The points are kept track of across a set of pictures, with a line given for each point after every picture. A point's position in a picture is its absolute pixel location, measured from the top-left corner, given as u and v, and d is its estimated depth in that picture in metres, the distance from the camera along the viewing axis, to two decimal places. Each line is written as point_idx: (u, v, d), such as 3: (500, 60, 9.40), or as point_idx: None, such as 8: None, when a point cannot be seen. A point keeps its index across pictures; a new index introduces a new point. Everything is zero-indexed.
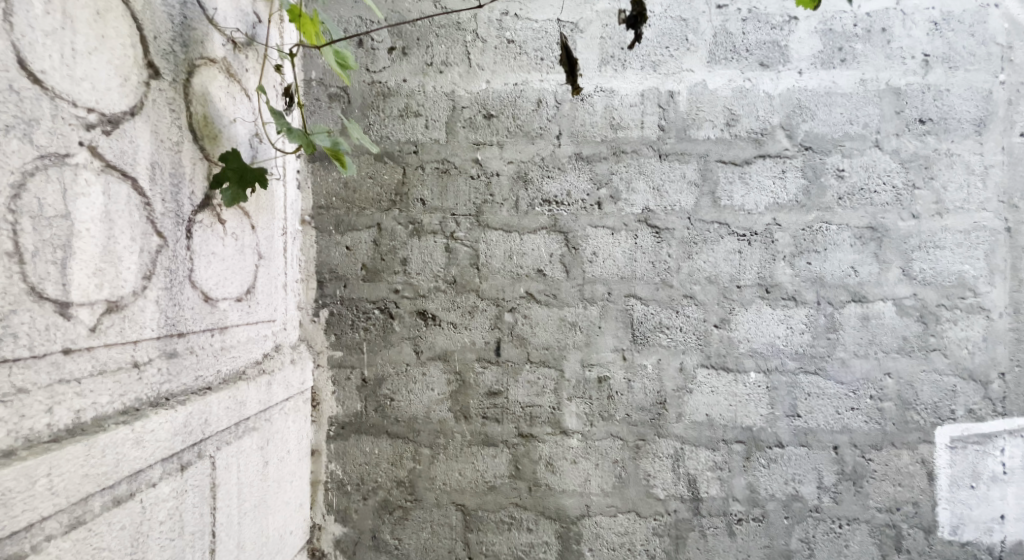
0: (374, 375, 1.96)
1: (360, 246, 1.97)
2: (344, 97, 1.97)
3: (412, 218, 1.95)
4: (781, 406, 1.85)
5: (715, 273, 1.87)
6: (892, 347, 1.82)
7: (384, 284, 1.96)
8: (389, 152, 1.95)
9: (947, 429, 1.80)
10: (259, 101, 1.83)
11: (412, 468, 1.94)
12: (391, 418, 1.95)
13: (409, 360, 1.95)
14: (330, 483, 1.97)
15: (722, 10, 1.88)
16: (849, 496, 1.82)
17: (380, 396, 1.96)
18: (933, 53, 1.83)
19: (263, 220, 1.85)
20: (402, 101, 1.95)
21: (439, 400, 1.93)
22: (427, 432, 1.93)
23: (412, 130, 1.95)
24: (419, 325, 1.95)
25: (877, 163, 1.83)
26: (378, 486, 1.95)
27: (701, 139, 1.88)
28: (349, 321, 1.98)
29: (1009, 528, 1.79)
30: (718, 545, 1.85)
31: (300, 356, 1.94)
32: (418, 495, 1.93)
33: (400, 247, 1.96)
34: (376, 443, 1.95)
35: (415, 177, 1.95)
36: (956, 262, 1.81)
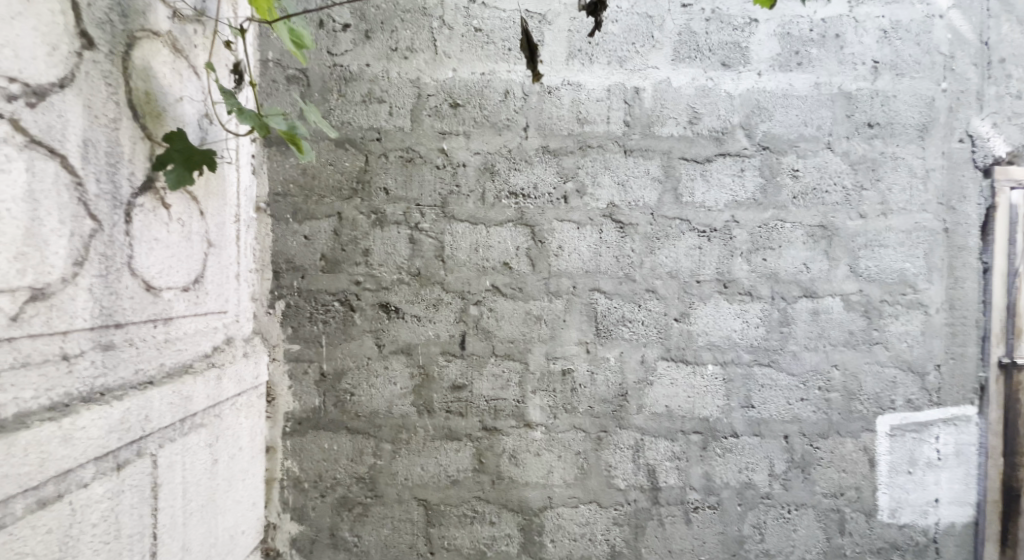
0: (334, 369, 1.98)
1: (319, 236, 1.98)
2: (303, 80, 1.97)
3: (375, 207, 1.97)
4: (737, 398, 1.91)
5: (676, 268, 1.92)
6: (839, 340, 1.90)
7: (344, 275, 1.98)
8: (351, 139, 1.97)
9: (887, 418, 1.88)
10: (208, 80, 1.74)
11: (373, 464, 1.97)
12: (352, 412, 1.98)
13: (370, 354, 1.97)
14: (285, 480, 1.98)
15: (687, 9, 1.92)
16: (798, 483, 1.90)
17: (339, 391, 1.98)
18: (882, 60, 1.88)
19: (213, 205, 1.81)
20: (365, 86, 1.96)
21: (401, 395, 1.97)
22: (389, 426, 1.97)
23: (375, 117, 1.96)
24: (381, 318, 1.97)
25: (828, 165, 1.90)
26: (338, 482, 1.97)
27: (664, 136, 1.92)
28: (308, 314, 1.99)
29: (942, 510, 1.87)
30: (676, 532, 1.92)
31: (254, 350, 1.94)
32: (379, 491, 1.97)
33: (361, 237, 1.97)
34: (336, 439, 1.97)
35: (378, 166, 1.97)
36: (898, 260, 1.88)
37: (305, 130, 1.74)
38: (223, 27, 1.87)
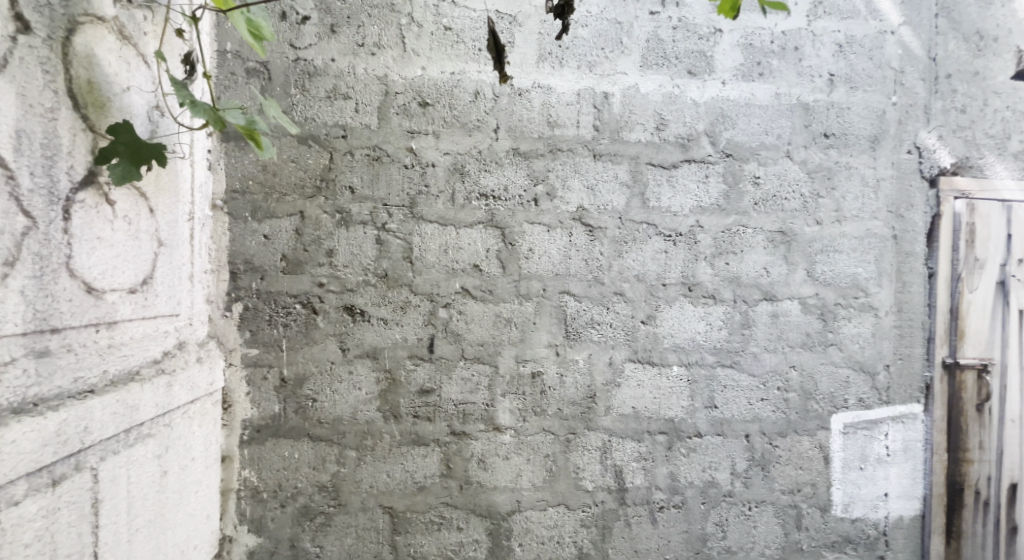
0: (294, 375, 2.04)
1: (280, 235, 2.04)
2: (264, 73, 2.02)
3: (339, 206, 2.03)
4: (700, 398, 1.96)
5: (643, 271, 1.96)
6: (797, 341, 1.95)
7: (306, 276, 2.03)
8: (315, 135, 2.02)
9: (841, 416, 1.94)
10: (159, 71, 1.73)
11: (335, 472, 2.03)
12: (314, 419, 2.03)
13: (334, 358, 2.03)
14: (242, 491, 2.02)
15: (654, 17, 1.96)
16: (758, 480, 1.95)
17: (300, 397, 2.03)
18: (838, 73, 1.94)
19: (164, 202, 1.79)
20: (330, 82, 2.02)
21: (366, 400, 2.03)
22: (353, 433, 2.03)
23: (340, 113, 2.02)
24: (345, 320, 2.03)
25: (787, 173, 1.95)
26: (300, 492, 2.02)
27: (632, 141, 1.96)
28: (268, 317, 2.04)
29: (893, 505, 1.93)
30: (642, 532, 1.96)
31: (210, 355, 1.96)
32: (342, 500, 2.02)
33: (326, 238, 2.03)
34: (296, 446, 2.03)
35: (344, 164, 2.03)
36: (851, 265, 1.94)
37: (265, 125, 1.71)
38: (175, 15, 1.86)
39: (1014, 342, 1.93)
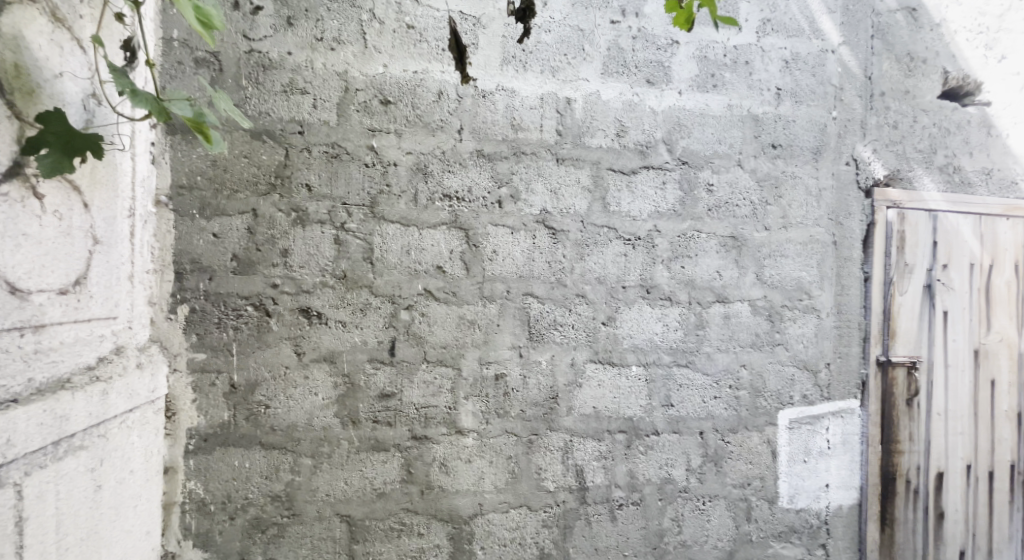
0: (245, 381, 1.97)
1: (231, 233, 1.97)
2: (214, 64, 1.96)
3: (295, 204, 1.99)
4: (657, 397, 2.00)
5: (604, 273, 1.99)
6: (747, 341, 2.01)
7: (259, 277, 1.98)
8: (269, 130, 1.98)
9: (787, 412, 2.01)
10: (95, 57, 1.64)
11: (290, 481, 1.97)
12: (267, 427, 1.97)
13: (288, 363, 1.99)
14: (188, 504, 1.93)
15: (615, 26, 2.01)
16: (711, 476, 2.00)
17: (252, 403, 1.97)
18: (784, 87, 2.02)
19: (99, 196, 1.71)
20: (286, 76, 1.99)
21: (324, 406, 1.99)
22: (308, 441, 1.98)
23: (297, 108, 1.99)
24: (301, 323, 1.99)
25: (738, 181, 2.02)
26: (250, 503, 1.96)
27: (593, 146, 2.00)
28: (216, 320, 1.97)
29: (833, 494, 2.02)
30: (601, 530, 1.99)
31: (152, 361, 1.87)
32: (297, 509, 1.97)
33: (280, 237, 1.99)
34: (248, 455, 1.96)
35: (301, 161, 1.99)
36: (796, 269, 2.02)
37: (213, 118, 1.64)
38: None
39: (938, 341, 2.05)
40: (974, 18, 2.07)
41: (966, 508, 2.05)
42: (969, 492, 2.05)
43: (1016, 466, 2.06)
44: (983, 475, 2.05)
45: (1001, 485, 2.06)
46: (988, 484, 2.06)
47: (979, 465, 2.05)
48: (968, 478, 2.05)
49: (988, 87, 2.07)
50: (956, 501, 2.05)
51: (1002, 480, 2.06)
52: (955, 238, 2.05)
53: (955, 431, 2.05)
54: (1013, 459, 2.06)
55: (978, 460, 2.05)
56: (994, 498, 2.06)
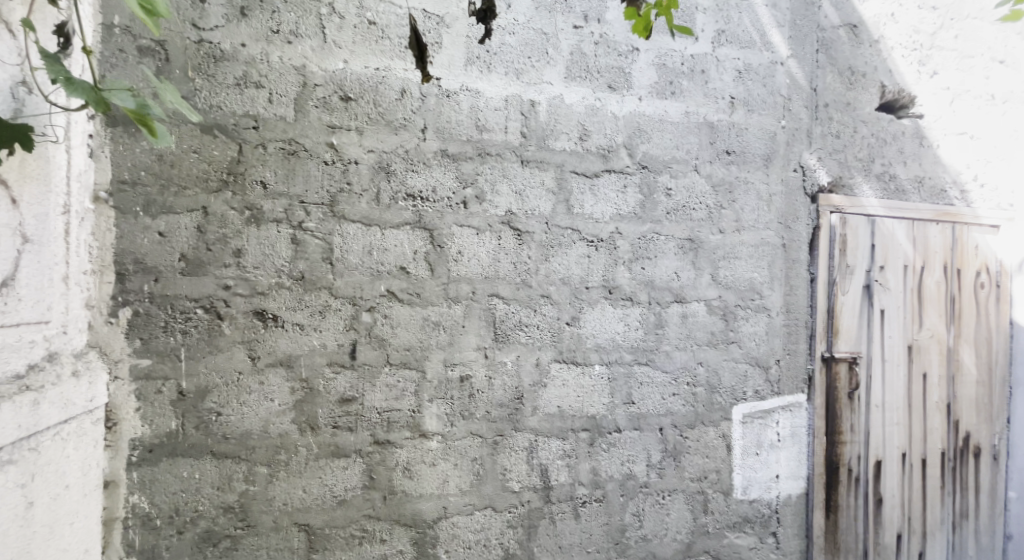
0: (195, 388, 1.88)
1: (178, 232, 1.88)
2: (160, 54, 1.87)
3: (249, 202, 1.92)
4: (619, 395, 2.02)
5: (568, 274, 2.01)
6: (704, 340, 2.06)
7: (210, 278, 1.89)
8: (220, 125, 1.91)
9: (740, 407, 2.07)
10: (26, 42, 1.53)
11: (244, 491, 1.90)
12: (219, 435, 1.89)
13: (241, 368, 1.91)
14: (131, 518, 1.83)
15: (577, 31, 2.04)
16: (671, 471, 2.03)
17: (202, 411, 1.88)
18: (738, 96, 2.09)
19: (32, 191, 1.60)
20: (240, 68, 1.91)
21: (280, 412, 1.92)
22: (263, 448, 1.91)
23: (251, 102, 1.92)
24: (256, 326, 1.92)
25: (695, 185, 2.06)
26: (200, 515, 1.87)
27: (557, 149, 2.02)
28: (162, 324, 1.87)
29: (783, 485, 2.08)
30: (565, 528, 2.00)
31: (92, 370, 1.76)
32: (252, 520, 1.90)
33: (232, 236, 1.91)
34: (197, 465, 1.87)
35: (255, 157, 1.92)
36: (748, 270, 2.08)
37: (159, 109, 1.50)
38: None
39: (876, 338, 2.18)
40: (909, 35, 2.22)
41: (901, 493, 2.19)
42: (903, 478, 2.19)
43: (944, 453, 2.22)
44: (916, 462, 2.20)
45: (931, 471, 2.21)
46: (920, 470, 2.20)
47: (913, 453, 2.20)
48: (902, 465, 2.19)
49: (921, 101, 2.22)
50: (892, 487, 2.18)
51: (933, 466, 2.21)
52: (890, 242, 2.20)
53: (891, 421, 2.19)
54: (942, 447, 2.22)
55: (911, 448, 2.20)
56: (926, 483, 2.21)
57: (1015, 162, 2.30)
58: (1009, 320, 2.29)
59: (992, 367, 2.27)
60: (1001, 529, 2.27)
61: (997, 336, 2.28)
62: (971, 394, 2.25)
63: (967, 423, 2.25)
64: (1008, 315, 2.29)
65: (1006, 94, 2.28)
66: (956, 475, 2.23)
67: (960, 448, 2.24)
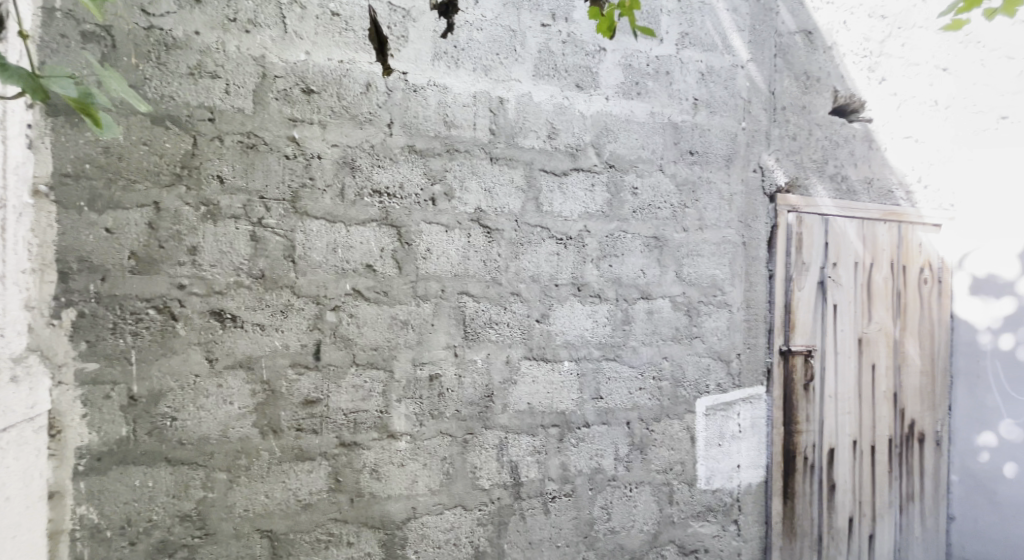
0: (147, 392, 1.79)
1: (127, 228, 1.79)
2: (106, 40, 1.77)
3: (204, 197, 1.84)
4: (588, 391, 2.04)
5: (537, 272, 2.01)
6: (668, 335, 2.10)
7: (162, 277, 1.81)
8: (173, 116, 1.82)
9: (704, 400, 2.12)
10: None
11: (201, 498, 1.82)
12: (174, 441, 1.81)
13: (198, 371, 1.83)
14: (79, 531, 1.73)
15: (545, 29, 2.03)
16: (638, 464, 2.06)
17: (155, 416, 1.80)
18: (701, 98, 2.14)
19: None
20: (194, 57, 1.83)
21: (240, 415, 1.86)
22: (223, 453, 1.84)
23: (206, 93, 1.84)
24: (213, 327, 1.84)
25: (660, 184, 2.10)
26: (154, 525, 1.79)
27: (526, 147, 2.01)
28: (111, 325, 1.77)
29: (744, 474, 2.15)
30: (536, 524, 1.99)
31: (34, 376, 1.65)
32: (211, 528, 1.82)
33: (187, 233, 1.83)
34: (151, 473, 1.79)
35: (211, 150, 1.85)
36: (710, 267, 2.14)
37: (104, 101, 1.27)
38: None
39: (830, 331, 2.28)
40: (859, 43, 2.32)
41: (852, 479, 2.29)
42: (854, 464, 2.30)
43: (891, 439, 2.35)
44: (866, 449, 2.32)
45: (879, 457, 2.34)
46: (869, 456, 2.32)
47: (863, 440, 2.31)
48: (853, 452, 2.30)
49: (870, 106, 2.33)
50: (844, 473, 2.28)
51: (881, 451, 2.34)
52: (842, 239, 2.30)
53: (843, 411, 2.29)
54: (888, 433, 2.35)
55: (861, 435, 2.31)
56: (874, 468, 2.33)
57: (956, 166, 2.45)
58: (947, 315, 2.45)
59: (933, 357, 2.43)
60: (941, 509, 2.44)
61: (937, 328, 2.44)
62: (915, 383, 2.40)
63: (911, 411, 2.39)
64: (946, 310, 2.45)
65: (948, 100, 2.42)
66: (900, 460, 2.36)
67: (904, 434, 2.38)
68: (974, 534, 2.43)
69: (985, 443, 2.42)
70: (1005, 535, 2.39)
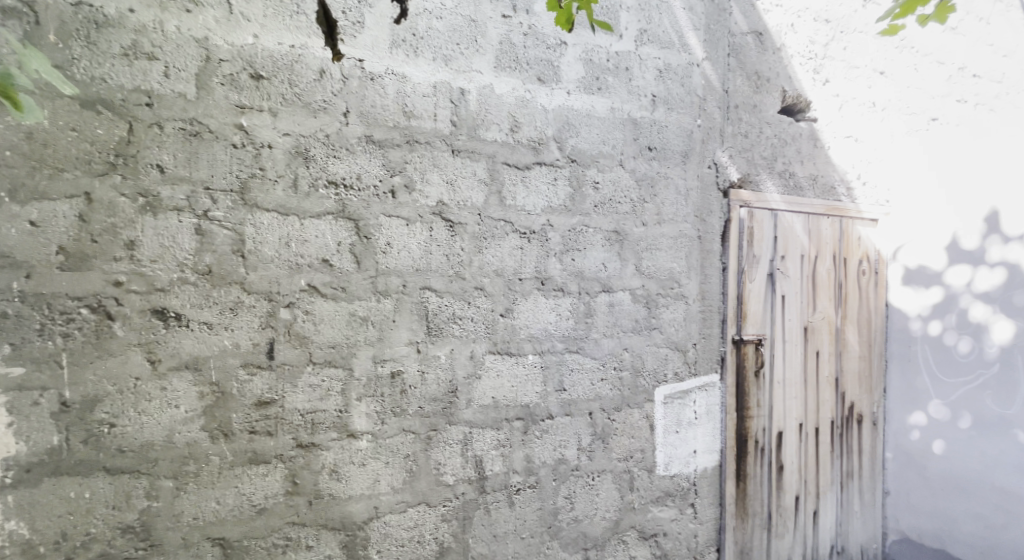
0: (82, 397, 1.67)
1: (54, 221, 1.65)
2: (30, 18, 1.63)
3: (142, 188, 1.72)
4: (552, 383, 2.06)
5: (501, 266, 2.00)
6: (629, 327, 2.14)
7: (96, 274, 1.68)
8: (105, 100, 1.69)
9: (663, 389, 2.19)
10: None
11: (145, 508, 1.71)
12: (113, 448, 1.69)
13: (139, 374, 1.72)
14: (8, 547, 1.61)
15: (506, 21, 2.01)
16: (600, 452, 2.10)
17: (91, 423, 1.68)
18: (659, 94, 2.17)
19: None
20: (129, 36, 1.70)
21: (187, 420, 1.76)
22: (168, 460, 1.74)
23: (142, 76, 1.72)
24: (156, 327, 1.73)
25: (620, 179, 2.13)
26: (93, 539, 1.67)
27: (489, 140, 1.99)
28: (38, 327, 1.64)
29: (700, 459, 2.23)
30: (501, 517, 2.00)
31: None
32: (156, 539, 1.72)
33: (123, 226, 1.70)
34: (89, 483, 1.67)
35: (149, 137, 1.73)
36: (668, 261, 2.19)
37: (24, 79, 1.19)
38: None
39: (778, 321, 2.39)
40: (806, 45, 2.42)
41: (798, 460, 2.43)
42: (800, 446, 2.43)
43: (833, 421, 2.50)
44: (811, 431, 2.45)
45: (822, 438, 2.48)
46: (813, 438, 2.46)
47: (808, 423, 2.45)
48: (799, 434, 2.43)
49: (816, 107, 2.45)
50: (790, 455, 2.41)
51: (823, 433, 2.48)
52: (789, 233, 2.41)
53: (791, 396, 2.41)
54: (831, 416, 2.50)
55: (807, 418, 2.44)
56: (818, 449, 2.47)
57: (891, 164, 2.61)
58: (882, 303, 2.62)
59: (870, 343, 2.59)
60: (878, 484, 2.62)
61: (875, 316, 2.61)
62: (855, 368, 2.56)
63: (851, 394, 2.55)
64: (881, 299, 2.62)
65: (886, 101, 2.57)
66: (840, 440, 2.52)
67: (845, 416, 2.53)
68: (907, 507, 2.60)
69: (916, 422, 2.59)
70: (935, 507, 2.55)
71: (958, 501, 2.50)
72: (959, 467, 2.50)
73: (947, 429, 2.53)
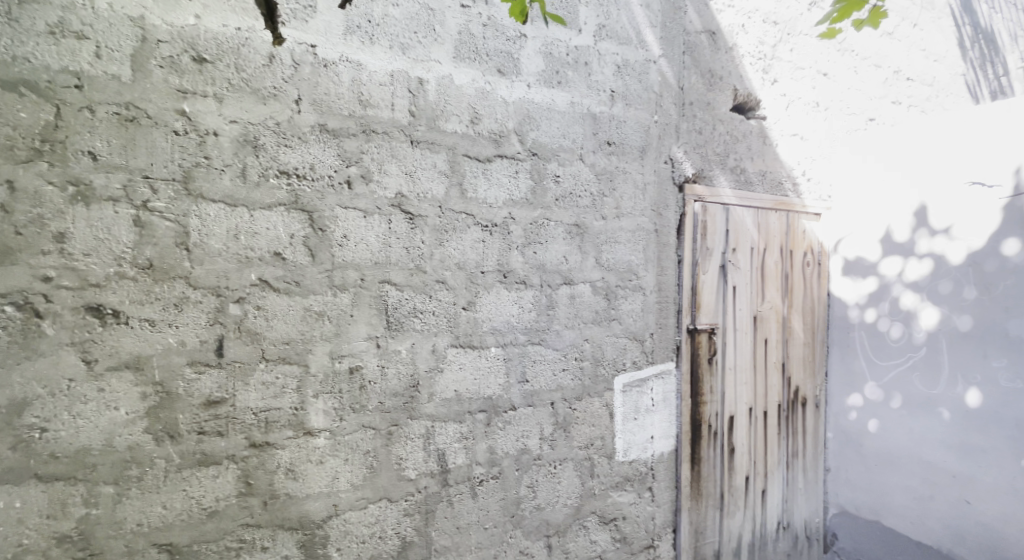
0: (8, 401, 1.56)
1: None
2: None
3: (74, 176, 1.61)
4: (514, 375, 2.07)
5: (462, 259, 1.99)
6: (590, 318, 2.18)
7: (21, 269, 1.57)
8: (27, 82, 1.57)
9: (621, 378, 2.24)
10: None
11: (83, 516, 1.62)
12: (45, 455, 1.59)
13: (73, 375, 1.61)
14: None
15: (466, 11, 1.99)
16: (562, 441, 2.14)
17: (19, 429, 1.57)
18: (617, 90, 2.20)
19: None
20: (55, 13, 1.59)
21: (128, 422, 1.66)
22: (108, 465, 1.64)
23: (71, 56, 1.60)
24: (92, 324, 1.63)
25: (580, 173, 2.15)
26: (26, 550, 1.57)
27: (448, 131, 1.97)
28: None
29: (657, 444, 2.31)
30: (462, 509, 2.00)
31: None
32: (97, 547, 1.63)
33: (52, 217, 1.59)
34: (20, 490, 1.57)
35: (79, 122, 1.61)
36: (627, 253, 2.24)
37: None
38: None
39: (730, 310, 2.50)
40: (755, 45, 2.53)
41: (748, 442, 2.56)
42: (750, 428, 2.56)
43: (779, 404, 2.65)
44: (760, 414, 2.59)
45: (770, 420, 2.62)
46: (762, 420, 2.60)
47: (757, 407, 2.58)
48: (749, 418, 2.56)
49: (766, 106, 2.56)
50: (741, 438, 2.54)
51: (771, 415, 2.63)
52: (740, 226, 2.51)
53: (741, 382, 2.53)
54: (777, 399, 2.65)
55: (756, 402, 2.57)
56: (766, 430, 2.61)
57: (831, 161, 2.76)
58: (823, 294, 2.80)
59: (813, 330, 2.77)
60: (818, 461, 2.80)
61: (818, 305, 2.79)
62: (799, 353, 2.72)
63: (796, 378, 2.71)
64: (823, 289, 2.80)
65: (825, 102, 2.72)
66: (785, 421, 2.68)
67: (790, 398, 2.69)
68: (845, 481, 2.78)
69: (853, 403, 2.75)
70: (869, 480, 2.72)
71: (889, 475, 2.66)
72: (892, 445, 2.66)
73: (881, 409, 2.69)
